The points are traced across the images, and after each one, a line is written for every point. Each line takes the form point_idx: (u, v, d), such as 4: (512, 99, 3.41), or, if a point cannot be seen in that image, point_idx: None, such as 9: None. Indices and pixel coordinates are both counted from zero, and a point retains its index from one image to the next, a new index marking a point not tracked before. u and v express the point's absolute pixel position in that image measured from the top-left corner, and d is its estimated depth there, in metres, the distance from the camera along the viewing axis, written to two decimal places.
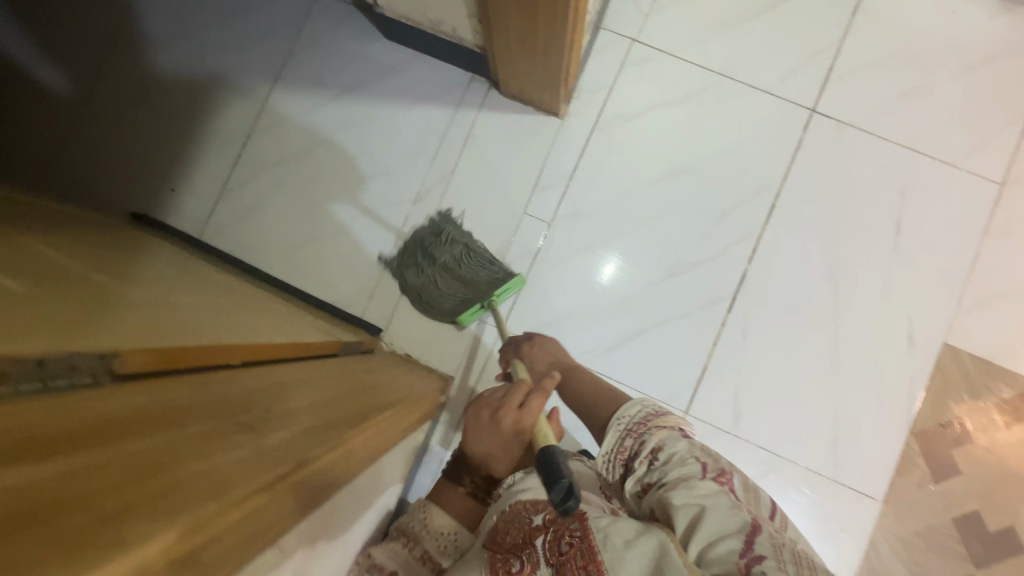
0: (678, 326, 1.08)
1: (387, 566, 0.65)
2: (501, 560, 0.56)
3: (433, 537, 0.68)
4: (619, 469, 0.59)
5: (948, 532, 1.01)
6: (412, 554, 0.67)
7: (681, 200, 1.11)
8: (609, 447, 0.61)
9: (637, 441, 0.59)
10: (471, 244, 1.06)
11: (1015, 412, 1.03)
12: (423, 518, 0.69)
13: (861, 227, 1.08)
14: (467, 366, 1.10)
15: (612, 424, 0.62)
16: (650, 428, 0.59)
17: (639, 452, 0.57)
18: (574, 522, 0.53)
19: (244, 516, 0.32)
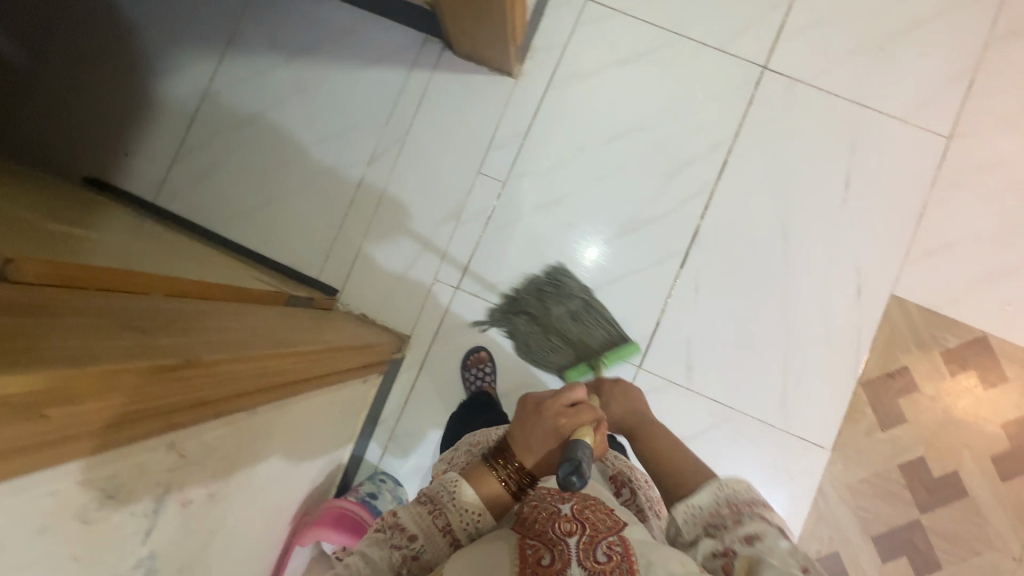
0: (631, 282, 1.10)
1: (408, 531, 0.50)
2: (529, 546, 0.47)
3: (458, 511, 0.51)
4: (697, 531, 0.52)
5: (894, 478, 1.03)
6: (434, 523, 0.51)
7: (634, 158, 1.12)
8: (697, 505, 0.54)
9: (732, 515, 0.50)
10: (590, 299, 1.08)
11: (960, 361, 1.05)
12: (453, 492, 0.52)
13: (811, 182, 1.10)
14: (424, 326, 1.11)
15: (713, 485, 0.54)
16: (753, 511, 0.50)
17: (731, 528, 0.49)
18: (612, 535, 0.48)
19: (107, 387, 0.33)
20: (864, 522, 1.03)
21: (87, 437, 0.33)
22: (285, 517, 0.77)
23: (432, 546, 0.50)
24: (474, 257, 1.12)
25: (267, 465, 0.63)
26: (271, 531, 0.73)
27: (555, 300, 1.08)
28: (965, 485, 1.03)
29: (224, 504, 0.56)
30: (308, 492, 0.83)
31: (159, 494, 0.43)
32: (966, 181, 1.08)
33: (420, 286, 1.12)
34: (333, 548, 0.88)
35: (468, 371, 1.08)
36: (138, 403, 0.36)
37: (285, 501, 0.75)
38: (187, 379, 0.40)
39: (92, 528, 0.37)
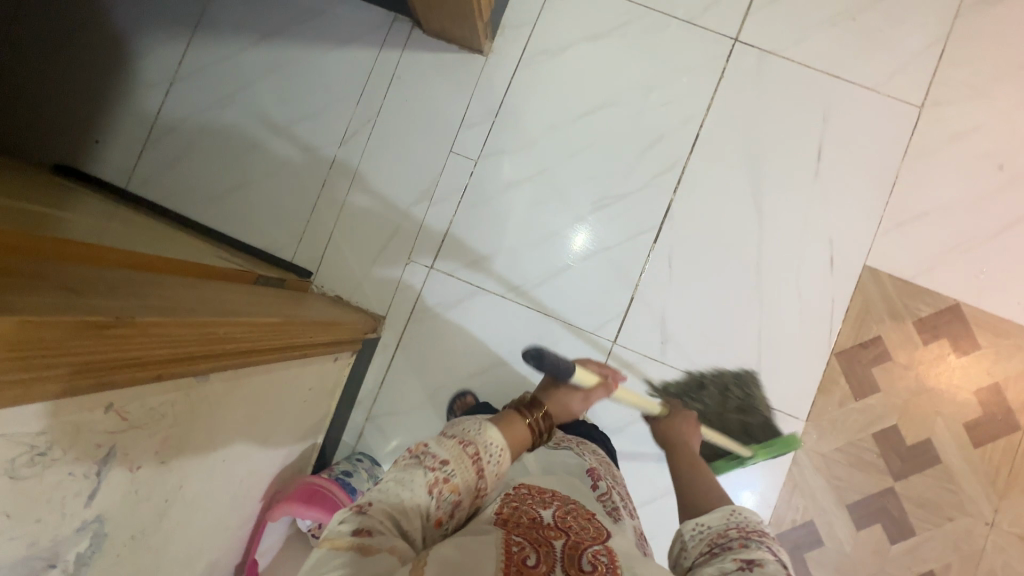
0: (605, 259, 1.10)
1: (439, 456, 0.51)
2: (516, 544, 0.45)
3: (485, 443, 0.54)
4: (703, 548, 0.53)
5: (868, 447, 1.04)
6: (466, 451, 0.52)
7: (607, 133, 1.11)
8: (708, 524, 0.55)
9: (740, 539, 0.51)
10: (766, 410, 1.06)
11: (933, 329, 1.06)
12: (479, 427, 0.56)
13: (783, 153, 1.09)
14: (399, 306, 1.11)
15: (729, 511, 0.56)
16: (761, 540, 0.50)
17: (734, 548, 0.50)
18: (596, 545, 0.47)
19: (26, 337, 0.32)
20: (839, 492, 1.04)
21: (8, 388, 0.33)
22: (254, 494, 0.77)
23: (462, 471, 0.51)
24: (448, 236, 1.11)
25: (226, 437, 0.63)
26: (238, 506, 0.74)
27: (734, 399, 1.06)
28: (939, 453, 1.04)
29: (180, 472, 0.56)
30: (279, 470, 0.84)
31: (101, 456, 0.44)
32: (938, 150, 1.08)
33: (394, 267, 1.12)
34: (307, 524, 0.88)
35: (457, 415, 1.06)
36: (67, 358, 0.36)
37: (253, 477, 0.75)
38: (122, 337, 0.40)
39: (24, 485, 0.37)
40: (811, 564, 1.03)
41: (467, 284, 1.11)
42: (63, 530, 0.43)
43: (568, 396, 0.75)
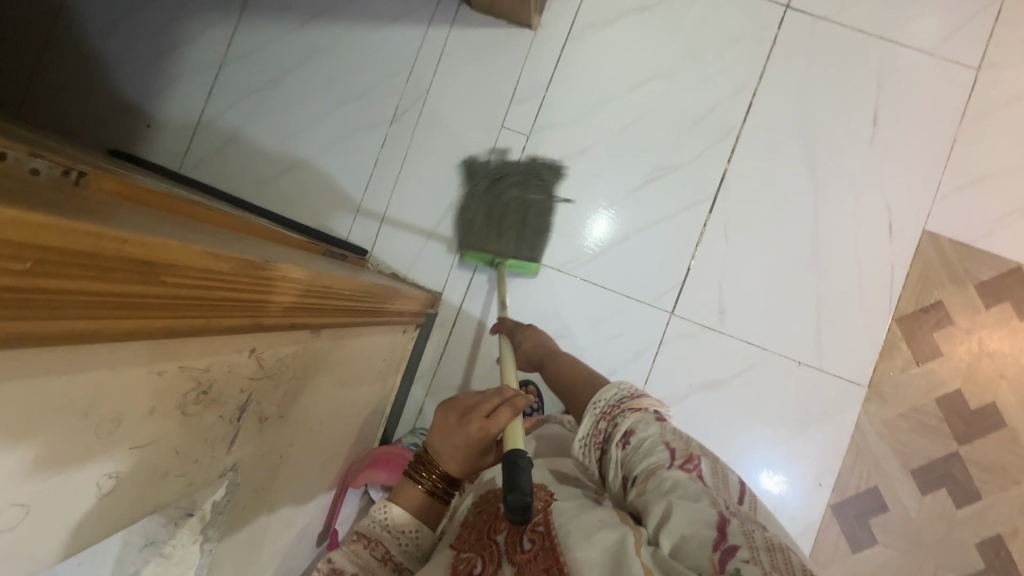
0: (660, 230, 1.09)
1: (347, 571, 0.55)
2: (463, 560, 0.50)
3: (394, 537, 0.59)
4: (595, 455, 0.57)
5: (931, 412, 1.04)
6: (372, 554, 0.57)
7: (658, 105, 1.11)
8: (585, 433, 0.59)
9: (610, 424, 0.57)
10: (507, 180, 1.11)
11: (994, 293, 1.05)
12: (384, 518, 0.59)
13: (838, 120, 1.09)
14: (454, 282, 1.12)
15: (589, 407, 0.60)
16: (624, 411, 0.56)
17: (611, 435, 0.55)
18: (537, 517, 0.49)
19: (214, 269, 0.33)
20: (902, 457, 1.04)
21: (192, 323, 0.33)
22: (338, 461, 0.78)
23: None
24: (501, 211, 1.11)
25: (324, 400, 0.64)
26: (326, 473, 0.75)
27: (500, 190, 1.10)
28: (1002, 416, 1.03)
29: (291, 430, 0.57)
30: (357, 440, 0.85)
31: (242, 402, 0.44)
32: (997, 112, 1.07)
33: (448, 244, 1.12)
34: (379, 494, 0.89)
35: None
36: (236, 295, 0.36)
37: (339, 444, 0.76)
38: (271, 279, 0.40)
39: (189, 422, 0.38)
40: (877, 531, 1.03)
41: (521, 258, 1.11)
42: (210, 474, 0.43)
43: (448, 433, 0.60)
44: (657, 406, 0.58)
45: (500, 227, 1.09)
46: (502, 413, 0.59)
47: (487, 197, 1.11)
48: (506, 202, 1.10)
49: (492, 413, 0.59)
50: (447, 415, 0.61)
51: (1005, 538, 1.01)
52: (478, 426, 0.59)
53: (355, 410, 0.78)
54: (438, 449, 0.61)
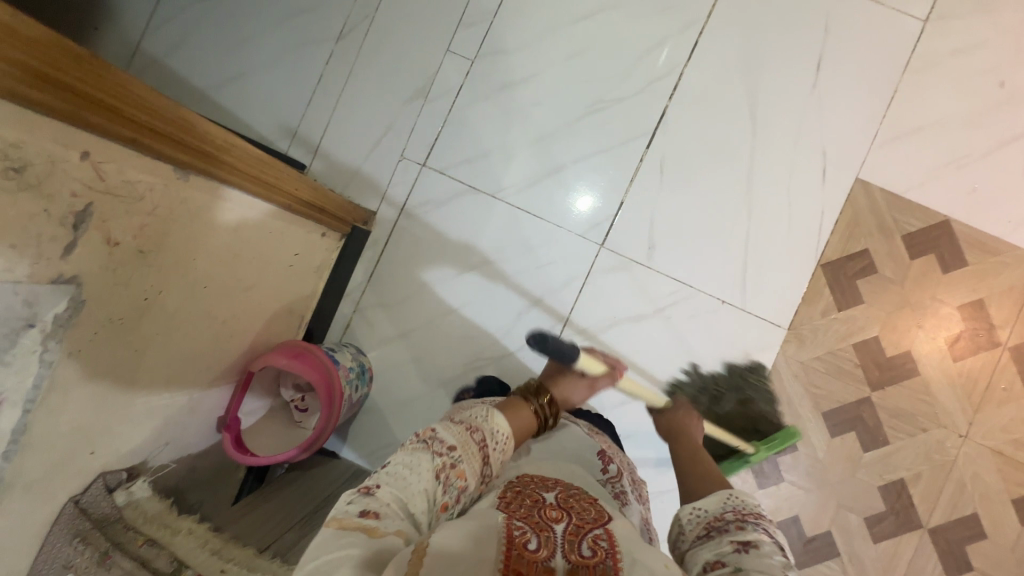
0: (597, 162, 1.10)
1: (446, 441, 0.54)
2: (517, 528, 0.45)
3: (490, 430, 0.59)
4: (699, 531, 0.55)
5: (848, 358, 1.05)
6: (473, 436, 0.57)
7: (603, 38, 1.11)
8: (704, 509, 0.57)
9: (735, 520, 0.54)
10: (724, 393, 1.04)
11: (920, 245, 1.06)
12: (486, 415, 0.61)
13: (782, 63, 1.08)
14: (389, 202, 1.12)
15: (724, 495, 0.58)
16: (758, 522, 0.53)
17: (731, 529, 0.53)
18: (597, 529, 0.47)
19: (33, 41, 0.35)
20: (816, 399, 1.05)
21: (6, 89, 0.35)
22: (239, 344, 0.79)
23: (469, 458, 0.55)
24: (442, 135, 1.12)
25: (206, 263, 0.65)
26: (224, 349, 0.76)
27: (720, 398, 1.04)
28: (917, 365, 1.05)
29: (159, 274, 0.57)
30: (263, 332, 0.85)
31: (77, 209, 0.45)
32: (940, 65, 1.07)
33: (387, 164, 1.12)
34: (291, 395, 0.92)
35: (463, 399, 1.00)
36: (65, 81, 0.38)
37: (240, 323, 0.78)
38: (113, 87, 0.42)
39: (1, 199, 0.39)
40: (784, 468, 1.05)
41: (458, 183, 1.11)
42: (39, 273, 0.44)
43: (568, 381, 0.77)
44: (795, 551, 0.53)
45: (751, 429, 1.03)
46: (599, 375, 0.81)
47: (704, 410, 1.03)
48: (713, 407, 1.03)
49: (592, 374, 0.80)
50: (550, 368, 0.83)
51: (907, 482, 1.03)
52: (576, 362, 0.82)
53: (257, 296, 0.79)
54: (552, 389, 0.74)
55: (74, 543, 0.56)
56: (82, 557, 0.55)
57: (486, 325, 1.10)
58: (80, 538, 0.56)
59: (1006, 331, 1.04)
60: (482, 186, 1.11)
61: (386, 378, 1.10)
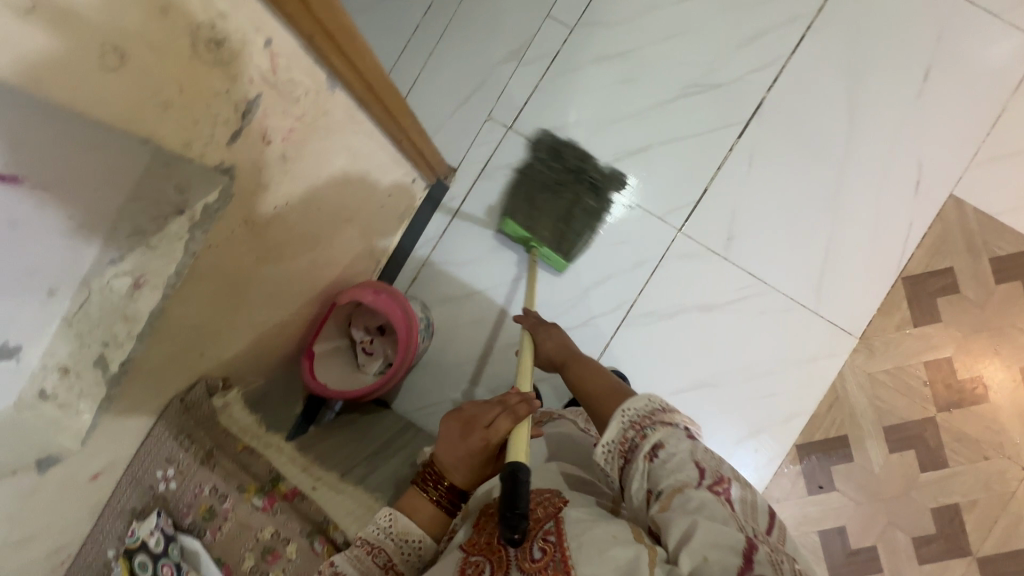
0: (686, 146, 1.08)
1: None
2: (471, 564, 0.48)
3: (397, 546, 0.53)
4: (617, 462, 0.55)
5: (917, 375, 1.03)
6: (374, 563, 0.52)
7: (708, 21, 1.09)
8: (611, 439, 0.56)
9: (638, 433, 0.55)
10: (551, 185, 1.06)
11: (1007, 270, 1.03)
12: (388, 527, 0.53)
13: (889, 68, 1.06)
14: (470, 161, 1.11)
15: (616, 413, 0.57)
16: (655, 425, 0.55)
17: (638, 445, 0.54)
18: (549, 525, 0.48)
19: None
20: (878, 412, 1.03)
21: None
22: (329, 274, 0.80)
23: None
24: (531, 100, 1.11)
25: (326, 182, 0.65)
26: (316, 276, 0.76)
27: (530, 186, 1.07)
28: (987, 391, 1.02)
29: (289, 184, 0.57)
30: (347, 268, 0.86)
31: (249, 97, 0.45)
32: None
33: (472, 124, 1.12)
34: (361, 336, 0.92)
35: None
36: None
37: (333, 254, 0.78)
38: None
39: (198, 67, 0.39)
40: (837, 477, 1.04)
41: (542, 150, 1.10)
42: (208, 156, 0.45)
43: (458, 451, 0.55)
44: (684, 421, 0.58)
45: (553, 181, 1.06)
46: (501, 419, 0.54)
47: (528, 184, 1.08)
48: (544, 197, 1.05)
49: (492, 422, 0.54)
50: (452, 421, 0.57)
51: (962, 507, 1.01)
52: (481, 435, 0.54)
53: (353, 229, 0.80)
54: (446, 462, 0.56)
55: (179, 438, 0.57)
56: (187, 453, 0.57)
57: (554, 295, 1.09)
58: (185, 435, 0.57)
59: None
60: (565, 157, 1.10)
61: (445, 336, 1.10)
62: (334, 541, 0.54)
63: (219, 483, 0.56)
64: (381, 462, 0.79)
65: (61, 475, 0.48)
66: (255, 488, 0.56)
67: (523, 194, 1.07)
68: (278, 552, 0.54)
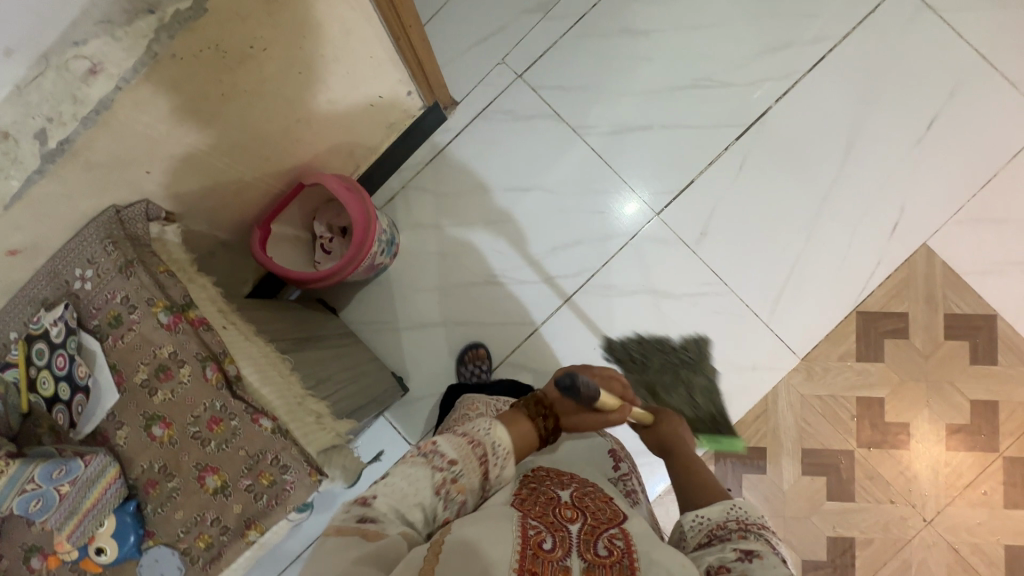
0: (685, 135, 1.09)
1: (448, 457, 0.48)
2: (531, 527, 0.44)
3: (492, 444, 0.50)
4: (700, 539, 0.52)
5: (847, 407, 1.05)
6: (473, 450, 0.49)
7: (736, 19, 1.10)
8: (707, 516, 0.53)
9: (737, 530, 0.50)
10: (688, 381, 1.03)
11: (958, 329, 1.04)
12: (490, 426, 0.52)
13: (897, 108, 1.07)
14: (476, 99, 1.12)
15: (726, 501, 0.54)
16: (762, 535, 0.50)
17: (732, 538, 0.49)
18: (613, 529, 0.47)
19: None
20: (802, 434, 1.05)
21: None
22: (301, 154, 0.81)
23: (469, 473, 0.48)
24: (549, 55, 1.12)
25: (314, 49, 0.66)
26: (288, 149, 0.78)
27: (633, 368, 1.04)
28: (910, 440, 1.04)
29: (269, 30, 0.59)
30: (323, 157, 0.87)
31: None
32: None
33: (485, 64, 1.13)
34: (322, 231, 0.92)
35: (465, 367, 1.06)
36: None
37: (311, 133, 0.79)
38: None
39: None
40: (745, 485, 1.05)
41: (547, 105, 1.11)
42: None
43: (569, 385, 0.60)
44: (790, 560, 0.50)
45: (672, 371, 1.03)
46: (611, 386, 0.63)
47: (658, 378, 1.02)
48: (671, 380, 1.02)
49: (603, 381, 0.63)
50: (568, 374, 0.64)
51: (856, 543, 1.03)
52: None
53: (337, 117, 0.81)
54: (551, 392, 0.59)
55: (104, 243, 0.58)
56: (108, 258, 0.57)
57: (524, 251, 1.10)
58: (110, 241, 0.58)
59: (1008, 442, 1.02)
60: (568, 117, 1.11)
61: (409, 262, 1.11)
62: (225, 372, 0.56)
63: (130, 293, 0.57)
64: (307, 348, 0.81)
65: None
66: (163, 305, 0.57)
67: (664, 385, 1.02)
68: (171, 373, 0.56)
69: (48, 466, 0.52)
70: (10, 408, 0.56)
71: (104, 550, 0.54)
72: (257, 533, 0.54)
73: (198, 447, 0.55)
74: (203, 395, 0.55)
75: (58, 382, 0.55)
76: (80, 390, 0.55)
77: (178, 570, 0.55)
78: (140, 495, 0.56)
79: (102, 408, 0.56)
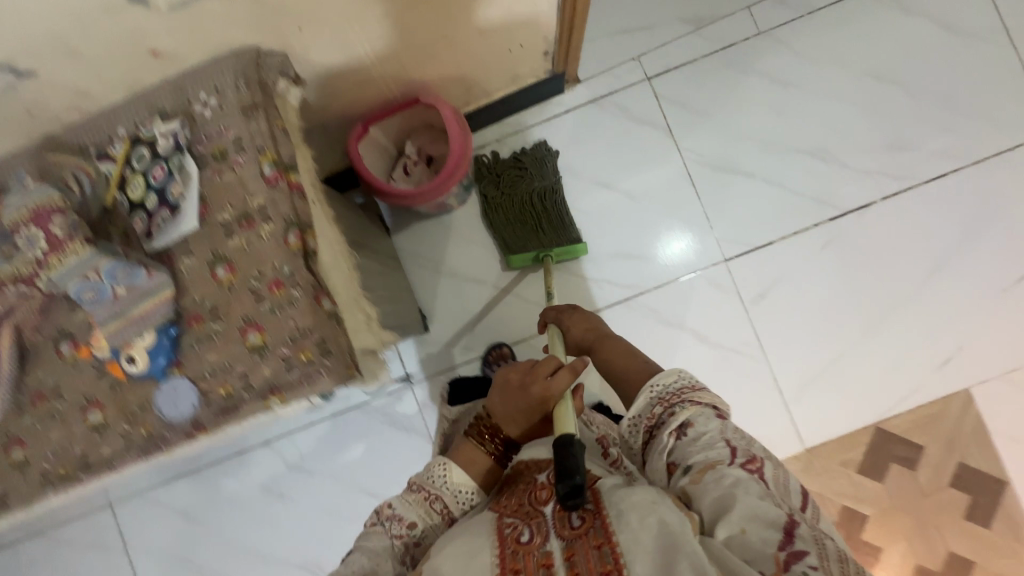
0: (782, 196, 1.08)
1: (406, 520, 0.56)
2: (508, 526, 0.50)
3: (450, 495, 0.58)
4: (643, 435, 0.57)
5: (830, 511, 1.04)
6: (432, 507, 0.58)
7: (877, 105, 1.08)
8: (637, 412, 0.58)
9: (666, 410, 0.55)
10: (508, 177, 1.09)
11: (966, 480, 1.03)
12: (444, 476, 0.59)
13: (994, 249, 1.05)
14: (597, 85, 1.11)
15: (644, 388, 0.58)
16: (683, 402, 0.55)
17: (665, 422, 0.55)
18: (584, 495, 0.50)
19: None
20: None
21: None
22: (426, 70, 0.80)
23: (430, 529, 0.57)
24: (684, 69, 1.10)
25: None
26: (418, 59, 0.77)
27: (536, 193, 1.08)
28: (877, 565, 1.02)
29: None
30: (442, 82, 0.86)
31: None
32: None
33: (620, 54, 1.11)
34: (411, 152, 0.92)
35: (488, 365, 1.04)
36: None
37: (444, 53, 0.78)
38: None
39: None
40: None
41: (662, 116, 1.10)
42: None
43: (511, 399, 0.61)
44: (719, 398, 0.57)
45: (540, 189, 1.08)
46: (558, 378, 0.60)
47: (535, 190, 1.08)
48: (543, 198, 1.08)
49: (551, 374, 0.61)
50: (512, 376, 0.63)
51: None
52: (540, 387, 0.60)
53: (474, 48, 0.80)
54: (498, 411, 0.62)
55: (239, 81, 0.59)
56: (238, 94, 0.58)
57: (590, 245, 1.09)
58: (243, 80, 0.59)
59: None
60: (677, 135, 1.09)
61: (476, 213, 1.11)
62: (305, 243, 0.56)
63: (244, 135, 0.58)
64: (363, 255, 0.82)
65: (133, 21, 0.52)
66: (271, 157, 0.57)
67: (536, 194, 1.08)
68: (254, 224, 0.57)
69: (115, 265, 0.53)
70: (94, 198, 0.57)
71: (135, 361, 0.55)
72: (278, 401, 0.55)
73: (252, 301, 0.56)
74: (277, 255, 0.56)
75: (148, 191, 0.57)
76: (167, 207, 0.57)
77: (192, 407, 0.56)
78: (184, 325, 0.56)
79: (179, 230, 0.57)
